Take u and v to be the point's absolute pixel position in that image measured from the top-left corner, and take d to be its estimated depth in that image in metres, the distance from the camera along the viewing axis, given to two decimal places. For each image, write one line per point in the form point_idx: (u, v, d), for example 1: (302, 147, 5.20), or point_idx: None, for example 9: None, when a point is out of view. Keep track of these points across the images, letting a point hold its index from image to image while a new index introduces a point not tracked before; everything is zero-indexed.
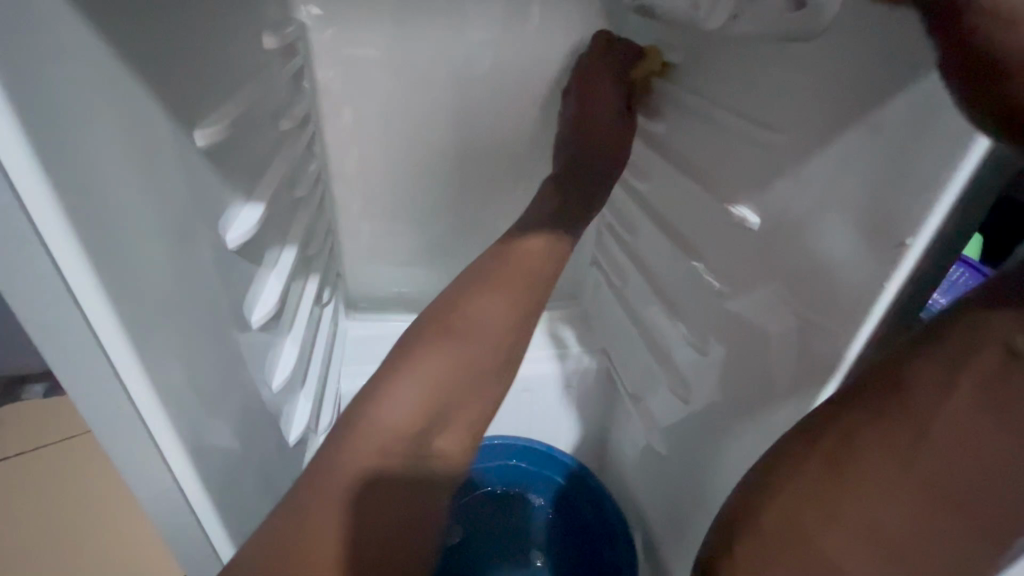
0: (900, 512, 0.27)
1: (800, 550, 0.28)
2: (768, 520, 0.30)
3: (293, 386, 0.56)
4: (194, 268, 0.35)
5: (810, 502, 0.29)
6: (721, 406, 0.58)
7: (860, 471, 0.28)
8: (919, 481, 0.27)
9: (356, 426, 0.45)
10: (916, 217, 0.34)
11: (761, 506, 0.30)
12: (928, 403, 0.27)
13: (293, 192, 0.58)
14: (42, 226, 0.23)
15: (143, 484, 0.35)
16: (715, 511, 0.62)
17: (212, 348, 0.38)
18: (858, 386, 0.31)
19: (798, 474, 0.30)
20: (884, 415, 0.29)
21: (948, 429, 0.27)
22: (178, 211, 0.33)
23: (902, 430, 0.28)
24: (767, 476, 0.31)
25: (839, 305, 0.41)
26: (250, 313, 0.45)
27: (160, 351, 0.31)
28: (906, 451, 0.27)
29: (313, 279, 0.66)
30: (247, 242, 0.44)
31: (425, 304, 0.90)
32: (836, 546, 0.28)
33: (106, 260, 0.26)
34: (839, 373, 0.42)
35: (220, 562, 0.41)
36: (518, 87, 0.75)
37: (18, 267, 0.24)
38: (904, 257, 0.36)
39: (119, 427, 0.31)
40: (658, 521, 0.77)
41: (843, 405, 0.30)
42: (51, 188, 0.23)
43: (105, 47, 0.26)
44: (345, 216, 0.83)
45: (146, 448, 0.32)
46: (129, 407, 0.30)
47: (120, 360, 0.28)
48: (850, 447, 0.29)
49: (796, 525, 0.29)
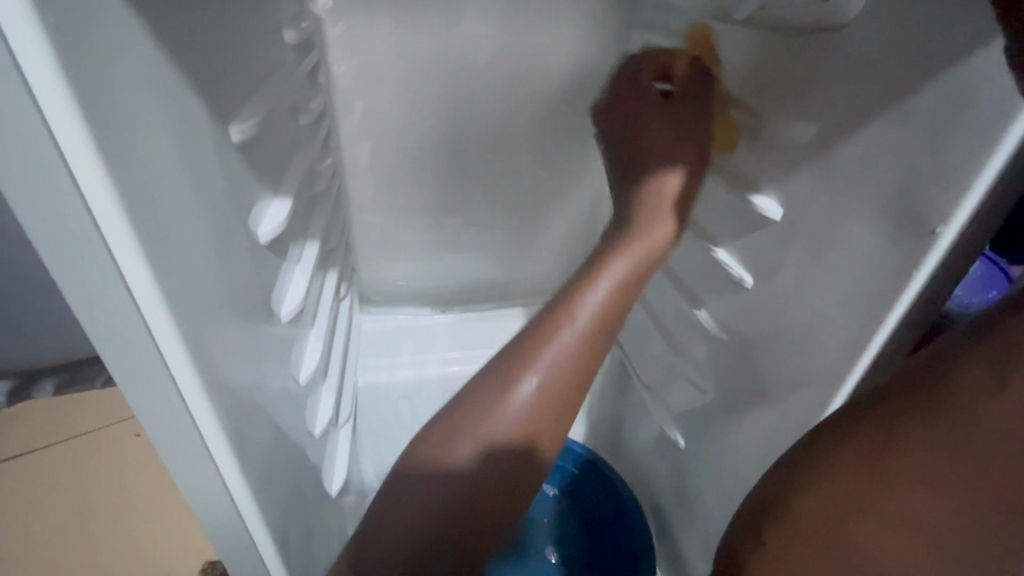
0: (933, 506, 0.30)
1: (835, 530, 0.33)
2: (809, 501, 0.35)
3: (317, 379, 0.57)
4: (232, 261, 0.36)
5: (848, 486, 0.34)
6: (739, 394, 0.59)
7: (898, 464, 0.32)
8: (951, 478, 0.30)
9: (455, 426, 0.48)
10: (949, 205, 0.36)
11: (804, 488, 0.36)
12: (966, 403, 0.30)
13: (313, 186, 0.59)
14: (102, 221, 0.24)
15: (188, 475, 0.35)
16: (732, 496, 0.63)
17: (247, 341, 0.38)
18: (900, 385, 0.34)
19: (838, 460, 0.35)
20: (923, 411, 0.32)
21: (984, 428, 0.29)
22: (218, 205, 0.33)
23: (942, 427, 0.31)
24: (810, 459, 0.37)
25: (865, 291, 0.42)
26: (279, 307, 0.45)
27: (205, 343, 0.31)
28: (943, 448, 0.31)
29: (331, 274, 0.66)
30: (276, 236, 0.45)
31: (438, 298, 0.91)
32: (869, 532, 0.32)
33: (158, 253, 0.26)
34: (864, 359, 0.44)
35: (259, 551, 0.42)
36: (532, 79, 0.75)
37: (81, 259, 0.25)
38: (935, 245, 0.37)
39: (168, 418, 0.32)
40: (672, 507, 0.78)
41: (887, 402, 0.34)
42: (113, 184, 0.23)
43: (152, 41, 0.27)
44: (359, 211, 0.83)
45: (193, 439, 0.33)
46: (178, 398, 0.31)
47: (171, 352, 0.29)
48: (895, 436, 0.33)
49: (834, 508, 0.34)
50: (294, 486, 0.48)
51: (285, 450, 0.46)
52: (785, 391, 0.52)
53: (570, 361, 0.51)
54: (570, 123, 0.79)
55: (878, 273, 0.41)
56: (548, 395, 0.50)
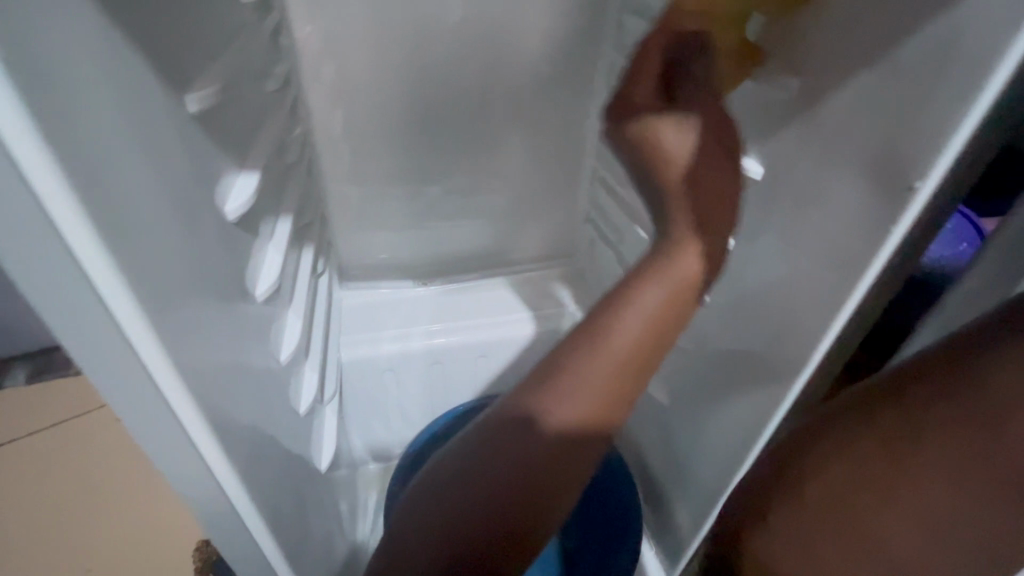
0: (948, 497, 0.30)
1: (843, 516, 0.34)
2: (817, 488, 0.36)
3: (300, 357, 0.56)
4: (200, 241, 0.34)
5: (860, 475, 0.34)
6: (722, 354, 0.60)
7: (911, 455, 0.32)
8: (967, 471, 0.30)
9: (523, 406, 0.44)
10: (927, 159, 0.35)
11: (814, 475, 0.36)
12: (989, 392, 0.30)
13: (283, 158, 0.56)
14: (51, 210, 0.22)
15: (170, 462, 0.35)
16: (716, 451, 0.65)
17: (223, 323, 0.37)
18: (919, 369, 0.34)
19: (852, 448, 0.35)
20: (940, 399, 0.32)
21: (1008, 418, 0.29)
22: (181, 182, 0.32)
23: (961, 418, 0.31)
24: (822, 445, 0.37)
25: (844, 249, 0.42)
26: (254, 286, 0.44)
27: (175, 329, 0.30)
28: (962, 438, 0.30)
29: (308, 250, 0.64)
30: (246, 212, 0.43)
31: (420, 270, 0.89)
32: (885, 523, 0.32)
33: (118, 240, 0.25)
34: (840, 318, 0.44)
35: (250, 531, 0.42)
36: (506, 40, 0.72)
37: (27, 249, 0.23)
38: (913, 201, 0.37)
39: (145, 406, 0.31)
40: (658, 464, 0.81)
41: (906, 387, 0.34)
42: (60, 168, 0.22)
43: (96, 7, 0.24)
44: (333, 183, 0.80)
45: (173, 426, 0.32)
46: (151, 387, 0.30)
47: (139, 341, 0.28)
48: (919, 430, 0.32)
49: (848, 497, 0.34)
50: (283, 465, 0.48)
51: (271, 430, 0.46)
52: (766, 350, 0.53)
53: (646, 330, 0.44)
54: (549, 85, 0.77)
55: (859, 229, 0.41)
56: (612, 380, 0.44)
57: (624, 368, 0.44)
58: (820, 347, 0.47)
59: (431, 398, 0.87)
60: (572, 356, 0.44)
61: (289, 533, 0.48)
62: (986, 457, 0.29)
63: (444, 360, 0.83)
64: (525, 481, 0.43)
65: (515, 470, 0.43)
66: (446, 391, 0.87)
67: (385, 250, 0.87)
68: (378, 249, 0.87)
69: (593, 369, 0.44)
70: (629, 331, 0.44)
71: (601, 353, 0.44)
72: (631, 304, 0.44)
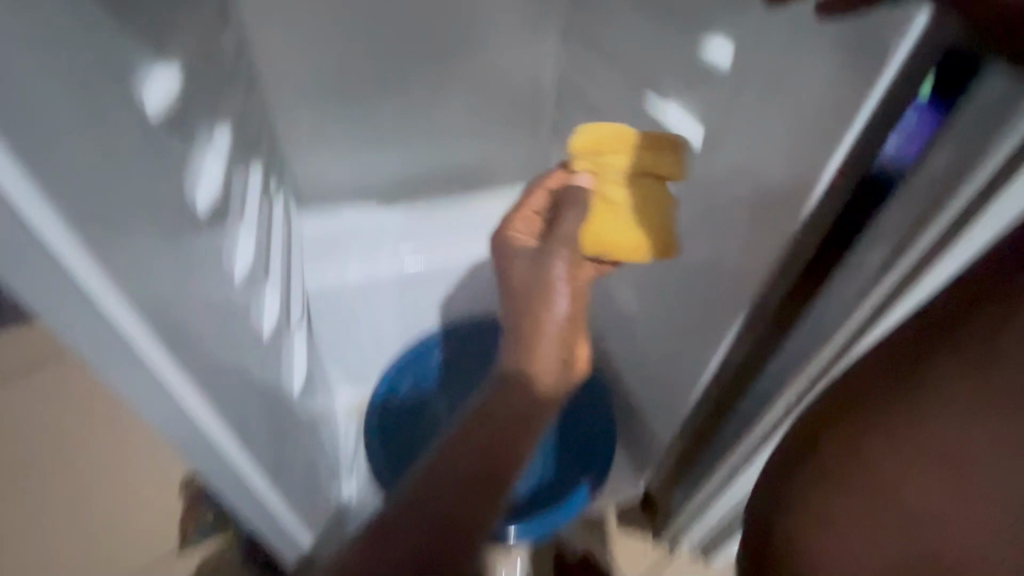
0: (920, 485, 0.38)
1: (833, 483, 0.42)
2: (815, 497, 0.42)
3: (258, 277, 0.54)
4: (135, 137, 0.31)
5: (831, 490, 0.42)
6: (697, 255, 0.61)
7: (865, 449, 0.40)
8: (926, 450, 0.38)
9: (525, 356, 0.55)
10: (903, 21, 0.33)
11: (815, 502, 0.42)
12: (942, 380, 0.37)
13: (218, 60, 0.51)
14: None
15: (126, 376, 0.33)
16: (687, 350, 0.67)
17: (172, 231, 0.35)
18: (915, 336, 0.39)
19: (823, 494, 0.42)
20: (895, 394, 0.39)
21: (936, 414, 0.37)
22: (106, 64, 0.28)
23: (899, 420, 0.39)
24: (799, 480, 0.44)
25: (816, 134, 0.41)
26: (194, 198, 0.40)
27: (111, 231, 0.28)
28: (911, 436, 0.38)
29: (257, 167, 0.60)
30: (181, 112, 0.39)
31: (382, 193, 0.85)
32: (837, 501, 0.41)
33: (26, 122, 0.22)
34: (806, 207, 0.44)
35: (218, 445, 0.41)
36: None
37: None
38: (884, 70, 0.35)
39: (78, 319, 0.29)
40: (635, 370, 0.84)
41: (860, 391, 0.41)
42: None
43: None
44: (283, 97, 0.74)
45: (116, 338, 0.31)
46: (79, 297, 0.28)
47: (61, 243, 0.25)
48: (862, 401, 0.41)
49: (828, 498, 0.42)
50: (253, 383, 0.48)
51: (234, 348, 0.45)
52: (739, 245, 0.54)
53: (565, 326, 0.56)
54: None
55: (831, 106, 0.40)
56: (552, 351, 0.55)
57: (552, 359, 0.55)
58: (789, 237, 0.47)
59: (405, 323, 0.86)
60: (514, 311, 0.57)
61: (264, 449, 0.48)
62: (930, 438, 0.37)
63: (414, 284, 0.82)
64: (482, 471, 0.49)
65: (467, 472, 0.49)
66: (418, 316, 0.86)
67: (350, 171, 0.83)
68: (339, 170, 0.82)
69: (535, 323, 0.55)
70: (558, 317, 0.56)
71: (537, 345, 0.55)
72: (554, 295, 0.56)
